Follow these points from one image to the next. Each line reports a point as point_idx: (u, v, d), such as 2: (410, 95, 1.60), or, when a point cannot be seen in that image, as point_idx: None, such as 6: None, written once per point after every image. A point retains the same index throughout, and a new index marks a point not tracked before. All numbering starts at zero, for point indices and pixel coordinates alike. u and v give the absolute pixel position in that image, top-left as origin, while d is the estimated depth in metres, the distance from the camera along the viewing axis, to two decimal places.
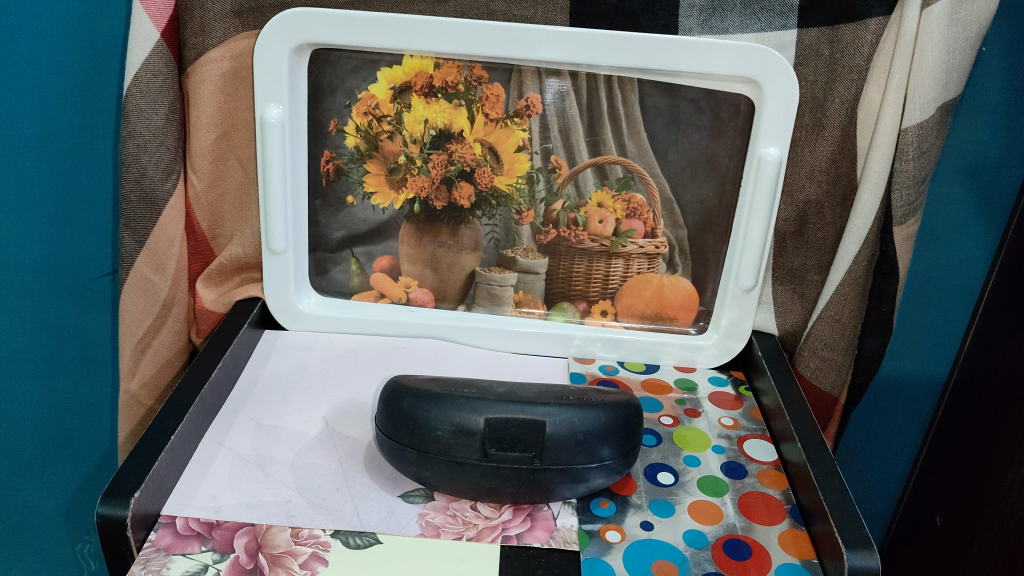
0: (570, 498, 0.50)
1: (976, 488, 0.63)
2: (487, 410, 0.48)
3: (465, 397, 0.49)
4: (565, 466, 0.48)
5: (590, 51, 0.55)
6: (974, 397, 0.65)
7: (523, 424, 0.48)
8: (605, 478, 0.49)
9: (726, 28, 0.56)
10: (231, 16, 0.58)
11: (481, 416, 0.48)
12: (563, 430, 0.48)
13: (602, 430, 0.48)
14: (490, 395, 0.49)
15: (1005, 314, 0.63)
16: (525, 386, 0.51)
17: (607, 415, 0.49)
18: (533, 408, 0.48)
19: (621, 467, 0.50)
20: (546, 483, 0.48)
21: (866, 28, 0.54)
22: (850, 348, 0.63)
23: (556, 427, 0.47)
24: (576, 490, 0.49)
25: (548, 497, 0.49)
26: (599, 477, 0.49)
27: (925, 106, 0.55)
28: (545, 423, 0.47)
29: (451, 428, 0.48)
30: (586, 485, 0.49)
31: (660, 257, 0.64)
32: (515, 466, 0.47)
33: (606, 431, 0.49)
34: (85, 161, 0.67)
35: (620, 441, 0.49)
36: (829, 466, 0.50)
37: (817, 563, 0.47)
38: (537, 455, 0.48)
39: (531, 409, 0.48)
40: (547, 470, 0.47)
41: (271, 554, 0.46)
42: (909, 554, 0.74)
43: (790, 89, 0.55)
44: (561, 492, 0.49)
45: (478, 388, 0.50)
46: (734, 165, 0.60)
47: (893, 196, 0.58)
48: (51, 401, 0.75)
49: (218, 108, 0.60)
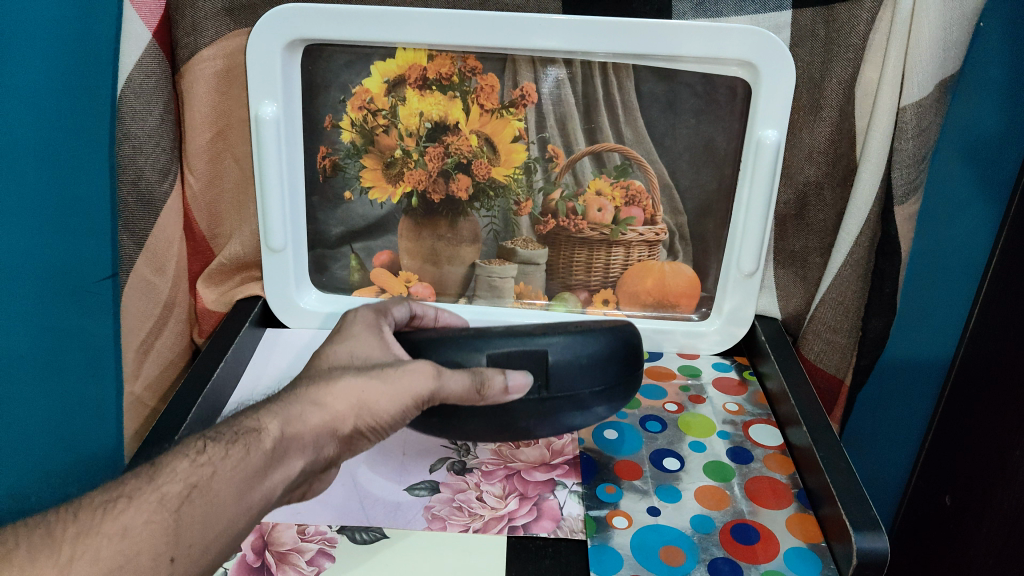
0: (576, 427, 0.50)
1: (986, 467, 0.62)
2: (487, 346, 0.48)
3: (467, 336, 0.49)
4: (571, 393, 0.48)
5: (585, 39, 0.55)
6: (978, 377, 0.65)
7: (526, 356, 0.48)
8: (609, 402, 0.50)
9: (720, 11, 0.55)
10: (222, 14, 0.57)
11: (481, 352, 0.48)
12: (566, 358, 0.48)
13: (604, 355, 0.49)
14: (488, 331, 0.49)
15: (1009, 292, 0.62)
16: (521, 322, 0.51)
17: (607, 340, 0.49)
18: (533, 339, 0.48)
19: (622, 401, 0.52)
20: (553, 415, 0.48)
21: (862, 6, 0.53)
22: (854, 331, 0.62)
23: (559, 355, 0.48)
24: (582, 420, 0.50)
25: (555, 428, 0.49)
26: (603, 402, 0.49)
27: (923, 84, 0.54)
28: (548, 352, 0.48)
29: (453, 366, 0.48)
30: (592, 410, 0.49)
31: (660, 244, 0.63)
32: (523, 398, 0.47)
33: (606, 360, 0.49)
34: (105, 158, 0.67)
35: (622, 365, 0.50)
36: (834, 449, 0.50)
37: (825, 547, 0.46)
38: (541, 385, 0.48)
39: (531, 340, 0.48)
40: (554, 398, 0.48)
41: (278, 551, 0.46)
42: (919, 535, 0.74)
43: (786, 70, 0.55)
44: (568, 419, 0.49)
45: (474, 327, 0.50)
46: (732, 149, 0.60)
47: (892, 176, 0.57)
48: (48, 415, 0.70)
49: (212, 107, 0.60)
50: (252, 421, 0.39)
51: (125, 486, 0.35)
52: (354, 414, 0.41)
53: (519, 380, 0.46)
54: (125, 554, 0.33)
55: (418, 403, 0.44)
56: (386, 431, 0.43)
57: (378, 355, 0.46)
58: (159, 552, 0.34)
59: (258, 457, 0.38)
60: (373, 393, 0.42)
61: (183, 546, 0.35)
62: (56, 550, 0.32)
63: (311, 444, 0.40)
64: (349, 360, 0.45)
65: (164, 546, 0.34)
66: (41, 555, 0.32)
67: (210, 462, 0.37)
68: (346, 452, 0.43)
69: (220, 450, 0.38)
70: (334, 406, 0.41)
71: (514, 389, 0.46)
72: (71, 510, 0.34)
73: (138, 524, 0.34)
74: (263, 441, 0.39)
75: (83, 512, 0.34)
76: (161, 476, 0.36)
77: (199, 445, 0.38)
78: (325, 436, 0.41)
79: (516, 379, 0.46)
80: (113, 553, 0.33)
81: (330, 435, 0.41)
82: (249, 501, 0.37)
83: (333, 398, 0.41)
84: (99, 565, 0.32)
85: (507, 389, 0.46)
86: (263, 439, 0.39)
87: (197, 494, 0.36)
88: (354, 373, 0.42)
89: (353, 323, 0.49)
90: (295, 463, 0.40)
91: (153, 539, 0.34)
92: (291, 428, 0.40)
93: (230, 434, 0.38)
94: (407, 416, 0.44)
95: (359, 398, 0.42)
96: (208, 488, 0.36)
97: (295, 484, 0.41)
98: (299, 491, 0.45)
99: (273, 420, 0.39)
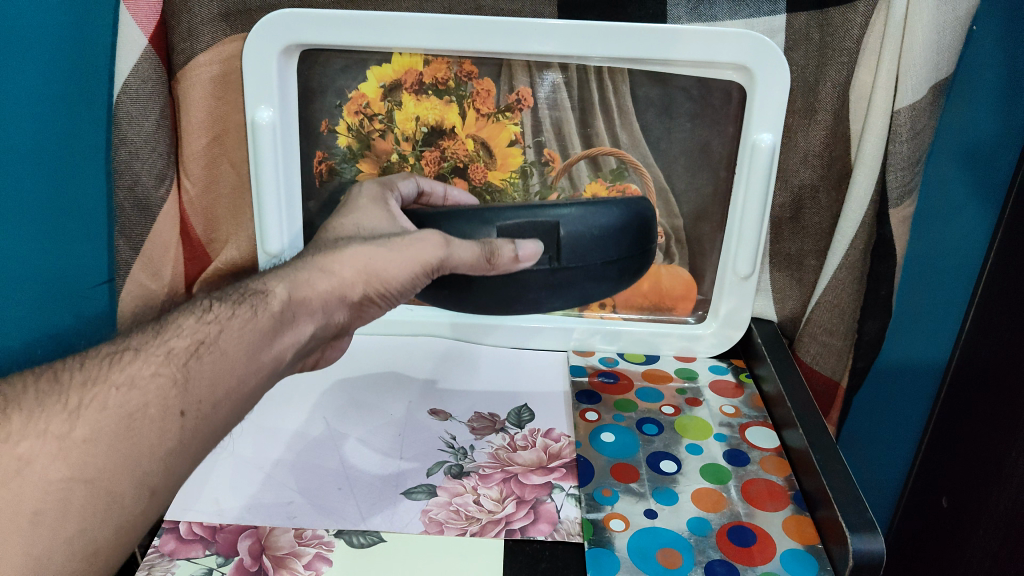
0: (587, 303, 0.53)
1: (982, 468, 0.62)
2: (498, 219, 0.51)
3: (485, 211, 0.52)
4: (583, 263, 0.51)
5: (582, 43, 0.55)
6: (975, 377, 0.65)
7: (537, 226, 0.50)
8: (621, 274, 0.53)
9: (714, 15, 0.56)
10: (219, 20, 0.57)
11: (492, 225, 0.51)
12: (578, 229, 0.50)
13: (616, 226, 0.51)
14: (500, 205, 0.52)
15: (1005, 294, 0.62)
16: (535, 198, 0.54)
17: (618, 213, 0.52)
18: (544, 211, 0.51)
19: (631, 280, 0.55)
20: (566, 285, 0.51)
21: (855, 10, 0.54)
22: (849, 333, 0.63)
23: (571, 226, 0.50)
24: (596, 289, 0.52)
25: (570, 300, 0.53)
26: (615, 273, 0.52)
27: (916, 89, 0.54)
28: (559, 223, 0.50)
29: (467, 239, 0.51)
30: (604, 282, 0.52)
31: (657, 247, 0.64)
32: (538, 269, 0.51)
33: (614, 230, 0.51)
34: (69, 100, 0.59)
35: (633, 237, 0.52)
36: (830, 451, 0.50)
37: (821, 549, 0.47)
38: (553, 255, 0.51)
39: (542, 212, 0.51)
40: (567, 269, 0.51)
41: (275, 556, 0.46)
42: (917, 537, 0.74)
43: (781, 73, 0.55)
44: (584, 291, 0.52)
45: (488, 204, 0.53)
46: (727, 153, 0.60)
47: (887, 178, 0.57)
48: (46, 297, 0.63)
49: (208, 112, 0.60)
50: (258, 286, 0.44)
51: (132, 340, 0.38)
52: (361, 281, 0.47)
53: (530, 249, 0.49)
54: (134, 402, 0.34)
55: (428, 270, 0.50)
56: (392, 296, 0.50)
57: (385, 225, 0.52)
58: (167, 405, 0.35)
59: (265, 318, 0.42)
60: (376, 262, 0.48)
61: (191, 400, 0.36)
62: (64, 397, 0.34)
63: (320, 308, 0.46)
64: (358, 229, 0.52)
65: (172, 397, 0.36)
66: (49, 401, 0.33)
67: (217, 322, 0.40)
68: (356, 316, 0.50)
69: (226, 312, 0.41)
70: (340, 274, 0.47)
71: (524, 258, 0.49)
72: (80, 361, 0.36)
73: (145, 372, 0.36)
74: (270, 303, 0.43)
75: (91, 362, 0.36)
76: (169, 332, 0.39)
77: (206, 306, 0.42)
78: (334, 302, 0.47)
79: (526, 248, 0.49)
80: (122, 400, 0.34)
81: (338, 300, 0.47)
82: (258, 362, 0.41)
83: (341, 267, 0.47)
84: (109, 412, 0.34)
85: (518, 258, 0.49)
86: (271, 302, 0.43)
87: (204, 349, 0.39)
88: (357, 245, 0.48)
89: (359, 197, 0.55)
90: (305, 325, 0.45)
91: (162, 390, 0.36)
92: (297, 294, 0.44)
93: (236, 298, 0.43)
94: (417, 283, 0.51)
95: (366, 265, 0.48)
96: (214, 345, 0.39)
97: (305, 346, 0.46)
98: (313, 357, 0.54)
99: (281, 285, 0.44)
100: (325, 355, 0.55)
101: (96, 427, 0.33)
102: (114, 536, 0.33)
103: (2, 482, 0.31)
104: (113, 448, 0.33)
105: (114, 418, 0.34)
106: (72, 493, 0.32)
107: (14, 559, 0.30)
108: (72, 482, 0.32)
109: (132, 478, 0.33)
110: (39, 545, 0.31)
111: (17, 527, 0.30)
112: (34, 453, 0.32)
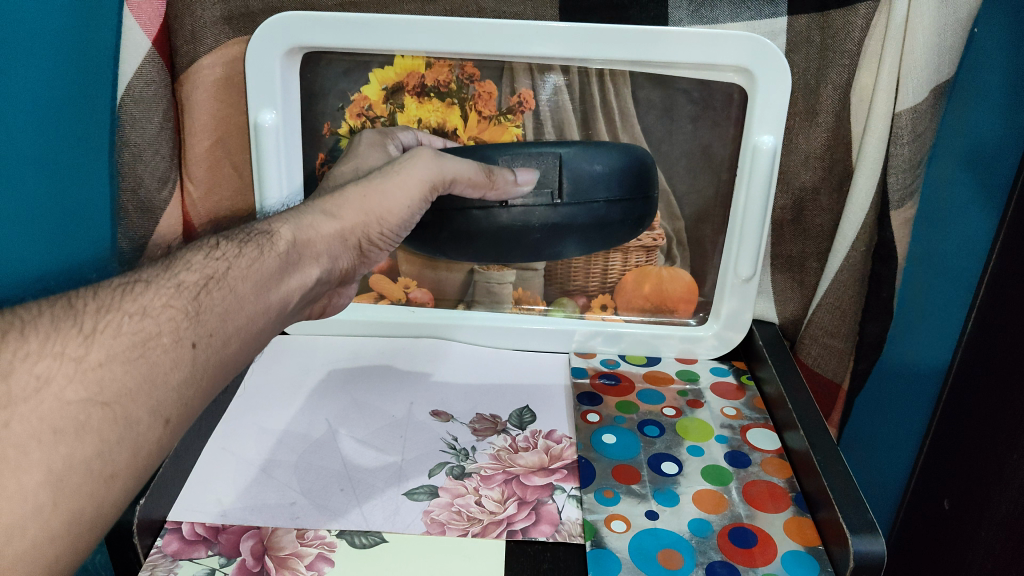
0: (583, 246, 0.57)
1: (985, 470, 0.62)
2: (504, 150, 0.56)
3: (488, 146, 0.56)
4: (580, 194, 0.54)
5: (584, 47, 0.55)
6: (977, 379, 0.65)
7: (538, 156, 0.54)
8: (618, 215, 0.56)
9: (716, 18, 0.55)
10: (222, 23, 0.57)
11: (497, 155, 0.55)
12: (577, 161, 0.54)
13: (615, 168, 0.55)
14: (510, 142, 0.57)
15: (1007, 296, 0.62)
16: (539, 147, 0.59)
17: (619, 156, 0.55)
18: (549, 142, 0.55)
19: (632, 235, 0.58)
20: (566, 223, 0.55)
21: (857, 12, 0.54)
22: (851, 335, 0.63)
23: (570, 157, 0.54)
24: (597, 231, 0.56)
25: (573, 240, 0.56)
26: (611, 212, 0.55)
27: (918, 90, 0.54)
28: (559, 153, 0.54)
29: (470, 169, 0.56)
30: (597, 219, 0.55)
31: (658, 249, 0.63)
32: (532, 197, 0.54)
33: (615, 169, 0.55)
34: (74, 86, 0.57)
35: (632, 180, 0.55)
36: (831, 453, 0.50)
37: (823, 550, 0.47)
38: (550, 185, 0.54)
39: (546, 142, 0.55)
40: (561, 198, 0.54)
41: (278, 557, 0.46)
42: (919, 539, 0.74)
43: (781, 76, 0.55)
44: (576, 223, 0.55)
45: None
46: (729, 155, 0.60)
47: (889, 181, 0.57)
48: (51, 220, 0.57)
49: (212, 115, 0.60)
50: (263, 227, 0.44)
51: (143, 274, 0.38)
52: (361, 224, 0.49)
53: (528, 173, 0.54)
54: (145, 329, 0.34)
55: (428, 194, 0.53)
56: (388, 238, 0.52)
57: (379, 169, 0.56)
58: (179, 335, 0.35)
59: (271, 258, 0.42)
60: (375, 196, 0.50)
61: (202, 332, 0.37)
62: (78, 322, 0.33)
63: (324, 252, 0.46)
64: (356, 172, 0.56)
65: (185, 328, 0.36)
66: (64, 326, 0.33)
67: (224, 259, 0.40)
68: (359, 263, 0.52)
69: (234, 249, 0.41)
70: (343, 217, 0.48)
71: (521, 181, 0.54)
72: (90, 291, 0.36)
73: (157, 303, 0.36)
74: (276, 244, 0.43)
75: (103, 292, 0.36)
76: (179, 266, 0.39)
77: (213, 244, 0.42)
78: (337, 245, 0.47)
79: (524, 173, 0.54)
80: (135, 328, 0.34)
81: (340, 244, 0.47)
82: (267, 301, 0.41)
83: (342, 210, 0.48)
84: (122, 339, 0.34)
85: (516, 182, 0.54)
86: (276, 242, 0.43)
87: (214, 283, 0.39)
88: (353, 189, 0.50)
89: (358, 146, 0.58)
90: (309, 270, 0.45)
91: (175, 320, 0.36)
92: (302, 236, 0.45)
93: (242, 238, 0.43)
94: (416, 216, 0.53)
95: (364, 204, 0.49)
96: (224, 280, 0.39)
97: (310, 291, 0.46)
98: (319, 304, 0.55)
99: (286, 228, 0.44)
100: (332, 303, 0.56)
101: (111, 352, 0.33)
102: (131, 459, 0.33)
103: (23, 398, 0.30)
104: (129, 372, 0.33)
105: (128, 345, 0.34)
106: (91, 414, 0.31)
107: (36, 472, 0.30)
108: (91, 404, 0.31)
109: (147, 404, 0.33)
110: (59, 462, 0.30)
111: (38, 442, 0.30)
112: (52, 373, 0.31)
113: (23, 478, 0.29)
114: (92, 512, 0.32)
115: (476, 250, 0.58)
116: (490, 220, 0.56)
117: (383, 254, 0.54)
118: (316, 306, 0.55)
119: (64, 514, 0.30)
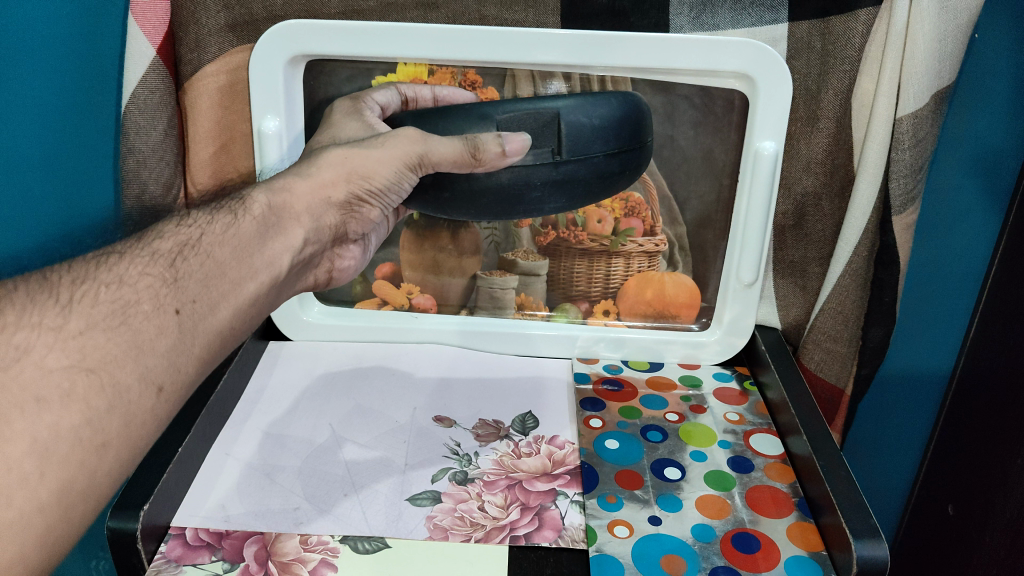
0: (581, 203, 0.54)
1: (988, 475, 0.62)
2: (498, 112, 0.51)
3: (479, 104, 0.52)
4: (583, 157, 0.51)
5: (585, 53, 0.55)
6: (981, 384, 0.65)
7: (537, 117, 0.51)
8: (619, 166, 0.53)
9: (716, 24, 0.56)
10: (226, 31, 0.58)
11: (491, 120, 0.51)
12: (577, 121, 0.50)
13: (616, 116, 0.52)
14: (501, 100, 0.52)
15: (1010, 300, 0.62)
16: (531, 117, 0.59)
17: (616, 104, 0.52)
18: (545, 101, 0.51)
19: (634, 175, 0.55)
20: (570, 183, 0.52)
21: (857, 19, 0.54)
22: (854, 340, 0.63)
23: (571, 116, 0.50)
24: (598, 183, 0.52)
25: (575, 197, 0.53)
26: (612, 165, 0.52)
27: (920, 95, 0.54)
28: (558, 115, 0.50)
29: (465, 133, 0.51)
30: (599, 176, 0.52)
31: (660, 255, 0.64)
32: (530, 165, 0.51)
33: (622, 122, 0.52)
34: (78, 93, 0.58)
35: (626, 131, 0.52)
36: (834, 457, 0.50)
37: (826, 555, 0.47)
38: (553, 150, 0.51)
39: (543, 103, 0.51)
40: (565, 162, 0.51)
41: (280, 562, 0.46)
42: (923, 545, 0.73)
43: (781, 82, 0.55)
44: (580, 180, 0.52)
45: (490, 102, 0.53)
46: (731, 161, 0.60)
47: (890, 186, 0.58)
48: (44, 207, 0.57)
49: (216, 122, 0.61)
50: (237, 196, 0.45)
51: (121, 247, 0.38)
52: (345, 182, 0.49)
53: (518, 143, 0.50)
54: (126, 297, 0.35)
55: (411, 164, 0.51)
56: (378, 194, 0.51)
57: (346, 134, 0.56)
58: (160, 302, 0.36)
59: (249, 224, 0.42)
60: (359, 157, 0.50)
61: (185, 300, 0.37)
62: (55, 293, 0.34)
63: (305, 213, 0.47)
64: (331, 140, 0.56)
65: (165, 295, 0.36)
66: (40, 297, 0.34)
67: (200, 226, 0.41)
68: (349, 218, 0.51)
69: (206, 218, 0.42)
70: (321, 176, 0.48)
71: (512, 150, 0.50)
72: (66, 265, 0.37)
73: (134, 272, 0.36)
74: (252, 208, 0.44)
75: (78, 264, 0.37)
76: (152, 237, 0.39)
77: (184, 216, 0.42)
78: (319, 204, 0.48)
79: (514, 142, 0.50)
80: (114, 296, 0.35)
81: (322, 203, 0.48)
82: (251, 266, 0.41)
83: (319, 169, 0.49)
84: (100, 307, 0.34)
85: (506, 153, 0.50)
86: (252, 207, 0.44)
87: (188, 250, 0.39)
88: (337, 152, 0.50)
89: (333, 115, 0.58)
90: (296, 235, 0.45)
91: (154, 288, 0.36)
92: (277, 200, 0.45)
93: (216, 205, 0.44)
94: (407, 183, 0.52)
95: (345, 165, 0.49)
96: (199, 246, 0.40)
97: (300, 256, 0.46)
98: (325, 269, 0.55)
99: (261, 196, 0.45)
100: (336, 267, 0.56)
101: (91, 321, 0.34)
102: (123, 428, 0.34)
103: (5, 366, 0.31)
104: (112, 339, 0.34)
105: (108, 313, 0.34)
106: (75, 381, 0.32)
107: (20, 441, 0.30)
108: (74, 370, 0.32)
109: (135, 370, 0.34)
110: (45, 432, 0.31)
111: (21, 411, 0.30)
112: (31, 342, 0.32)
113: (7, 448, 0.30)
114: (84, 483, 0.32)
115: (477, 209, 0.55)
116: (481, 185, 0.53)
117: (376, 213, 0.53)
118: (322, 271, 0.55)
119: (53, 483, 0.31)
